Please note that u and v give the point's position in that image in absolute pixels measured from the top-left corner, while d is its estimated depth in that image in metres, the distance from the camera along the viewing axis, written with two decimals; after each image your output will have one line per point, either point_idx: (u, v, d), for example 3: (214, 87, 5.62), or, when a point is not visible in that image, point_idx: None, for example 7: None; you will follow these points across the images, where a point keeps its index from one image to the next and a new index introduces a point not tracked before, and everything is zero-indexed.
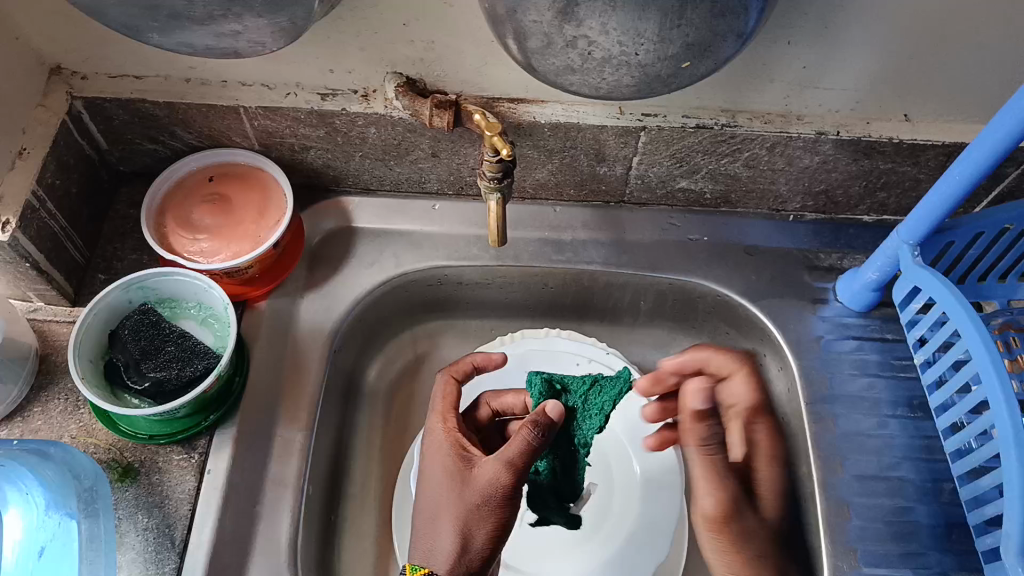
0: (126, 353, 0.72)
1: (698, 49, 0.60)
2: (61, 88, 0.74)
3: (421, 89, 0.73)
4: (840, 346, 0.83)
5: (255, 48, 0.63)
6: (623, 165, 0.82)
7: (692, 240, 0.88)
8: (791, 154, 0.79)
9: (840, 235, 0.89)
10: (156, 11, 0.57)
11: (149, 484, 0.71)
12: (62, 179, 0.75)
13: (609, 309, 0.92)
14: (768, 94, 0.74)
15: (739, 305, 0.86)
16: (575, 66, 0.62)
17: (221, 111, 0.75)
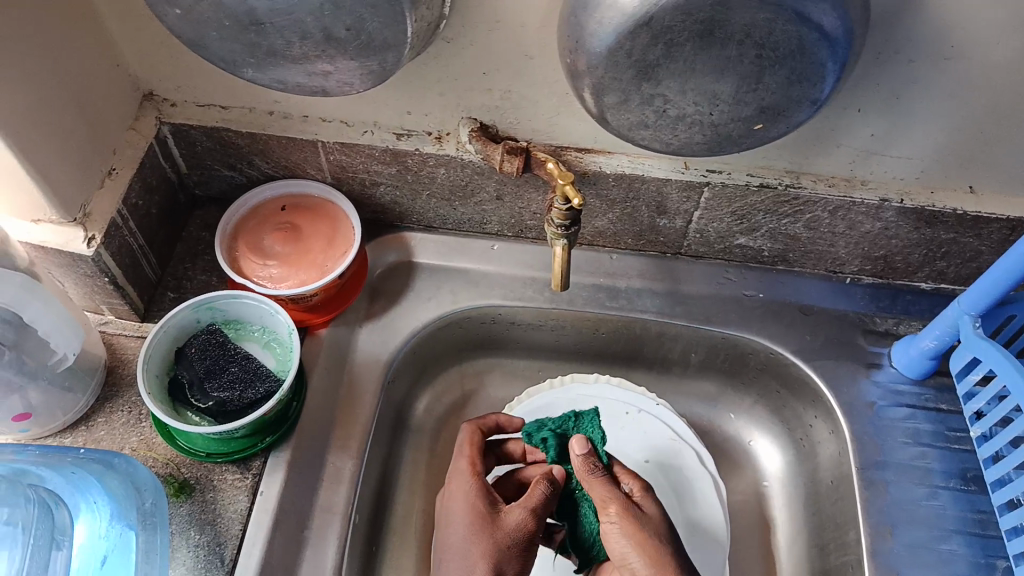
0: (191, 371, 0.75)
1: (773, 113, 0.61)
2: (151, 113, 0.77)
3: (493, 134, 0.76)
4: (893, 412, 0.83)
5: (343, 88, 0.66)
6: (683, 218, 0.83)
7: (747, 295, 0.88)
8: (852, 218, 0.80)
9: (897, 301, 0.88)
10: (256, 48, 0.61)
11: (203, 501, 0.73)
12: (145, 200, 0.78)
13: (659, 359, 0.93)
14: (834, 158, 0.75)
15: (791, 364, 0.86)
16: (648, 122, 0.64)
17: (300, 144, 0.79)
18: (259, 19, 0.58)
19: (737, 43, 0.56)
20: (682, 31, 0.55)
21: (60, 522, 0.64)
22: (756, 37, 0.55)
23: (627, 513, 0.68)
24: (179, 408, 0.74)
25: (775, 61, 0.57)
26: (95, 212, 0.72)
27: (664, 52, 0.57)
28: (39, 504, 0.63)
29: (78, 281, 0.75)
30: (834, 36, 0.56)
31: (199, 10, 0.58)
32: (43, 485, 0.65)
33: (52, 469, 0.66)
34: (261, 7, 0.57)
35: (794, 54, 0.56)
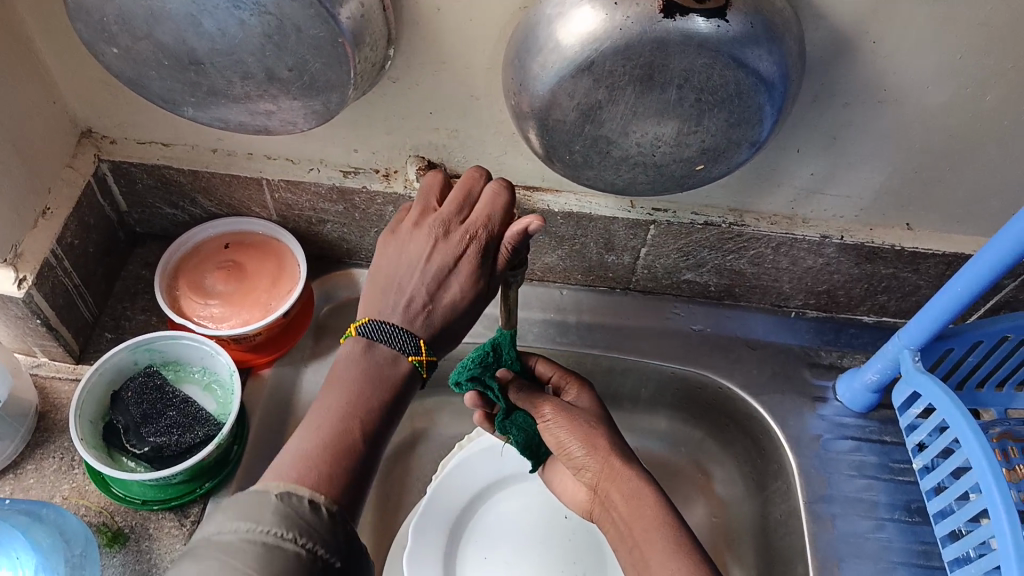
0: (127, 416, 0.73)
1: (714, 154, 0.62)
2: (89, 149, 0.75)
3: (441, 172, 0.76)
4: (837, 445, 0.84)
5: (287, 127, 0.65)
6: (631, 254, 0.84)
7: (695, 330, 0.89)
8: (795, 254, 0.81)
9: (840, 335, 0.90)
10: (196, 87, 0.60)
11: (138, 551, 0.70)
12: (82, 239, 0.76)
13: (610, 394, 0.93)
14: (776, 197, 0.77)
15: (739, 398, 0.87)
16: (593, 162, 0.64)
17: (245, 182, 0.77)
18: (199, 58, 0.57)
19: (677, 87, 0.57)
20: (623, 76, 0.56)
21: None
22: (695, 82, 0.56)
23: (578, 424, 0.72)
24: (114, 455, 0.72)
25: (715, 104, 0.58)
26: (27, 253, 0.69)
27: (607, 96, 0.58)
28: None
29: (8, 323, 0.73)
30: (771, 80, 0.57)
31: (137, 49, 0.57)
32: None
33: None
34: (201, 48, 0.56)
35: (733, 98, 0.58)
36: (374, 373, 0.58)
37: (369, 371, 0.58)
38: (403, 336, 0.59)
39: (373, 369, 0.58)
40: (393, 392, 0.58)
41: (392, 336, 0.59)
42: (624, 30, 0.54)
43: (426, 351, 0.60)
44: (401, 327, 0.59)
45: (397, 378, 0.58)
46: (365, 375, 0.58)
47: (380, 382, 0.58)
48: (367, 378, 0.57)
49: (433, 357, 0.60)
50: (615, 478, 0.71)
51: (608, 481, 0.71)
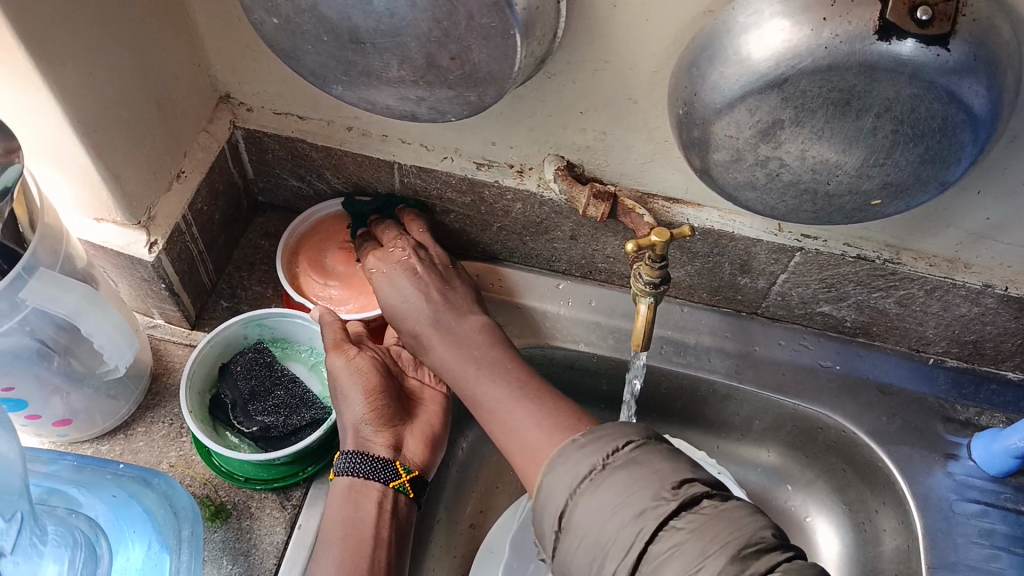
0: (235, 391, 0.72)
1: (896, 189, 0.57)
2: (226, 116, 0.74)
3: (579, 174, 0.72)
4: (966, 508, 0.77)
5: (435, 115, 0.62)
6: (766, 279, 0.78)
7: (822, 366, 0.83)
8: (948, 301, 0.75)
9: (981, 390, 0.83)
10: (350, 66, 0.58)
11: (238, 529, 0.69)
12: (210, 205, 0.75)
13: (720, 421, 0.88)
14: (940, 238, 0.70)
15: (864, 445, 0.81)
16: (757, 184, 0.59)
17: (376, 163, 0.75)
18: (361, 38, 0.54)
19: (874, 115, 0.51)
20: (817, 98, 0.51)
21: (100, 560, 0.62)
22: (897, 111, 0.51)
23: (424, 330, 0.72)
24: (219, 429, 0.71)
25: (912, 137, 0.52)
26: (160, 216, 0.68)
27: (793, 116, 0.53)
28: (82, 545, 0.62)
29: (133, 283, 0.72)
30: (980, 117, 0.51)
31: (298, 22, 0.55)
32: (83, 511, 0.64)
33: (92, 493, 0.65)
34: (365, 27, 0.54)
35: (934, 133, 0.52)
36: (357, 496, 0.64)
37: (352, 494, 0.65)
38: (377, 465, 0.65)
39: (335, 501, 0.65)
40: (389, 502, 0.65)
41: (351, 465, 0.65)
42: (830, 48, 0.49)
43: (406, 474, 0.66)
44: (351, 453, 0.66)
45: (376, 492, 0.65)
46: (336, 520, 0.63)
47: (341, 519, 0.63)
48: (334, 519, 0.64)
49: (414, 475, 0.67)
50: (459, 362, 0.69)
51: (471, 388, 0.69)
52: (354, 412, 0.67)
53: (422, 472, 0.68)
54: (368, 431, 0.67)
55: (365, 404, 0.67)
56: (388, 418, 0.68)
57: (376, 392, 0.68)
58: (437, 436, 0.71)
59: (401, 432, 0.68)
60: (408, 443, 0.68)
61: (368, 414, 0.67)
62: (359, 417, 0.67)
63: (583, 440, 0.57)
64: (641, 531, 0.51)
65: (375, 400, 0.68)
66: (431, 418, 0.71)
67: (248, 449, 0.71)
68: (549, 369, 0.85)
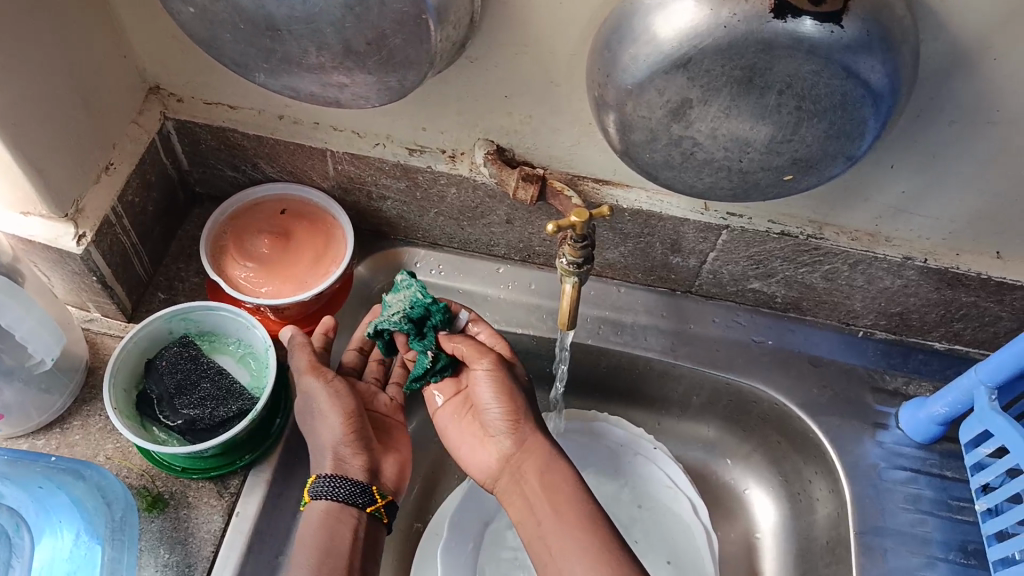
0: (161, 386, 0.72)
1: (805, 165, 0.58)
2: (155, 108, 0.74)
3: (509, 158, 0.73)
4: (894, 474, 0.80)
5: (358, 101, 0.62)
6: (697, 258, 0.80)
7: (757, 341, 0.85)
8: (872, 274, 0.77)
9: (909, 359, 0.86)
10: (269, 53, 0.58)
11: (175, 518, 0.69)
12: (142, 197, 0.75)
13: (661, 399, 0.90)
14: (860, 213, 0.72)
15: (796, 417, 0.83)
16: (673, 163, 0.61)
17: (309, 152, 0.75)
18: (277, 25, 0.55)
19: (776, 94, 0.53)
20: (721, 76, 0.53)
21: (19, 552, 0.62)
22: (797, 88, 0.53)
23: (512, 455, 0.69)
24: (146, 424, 0.71)
25: (815, 114, 0.54)
26: (88, 208, 0.68)
27: (699, 95, 0.54)
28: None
29: (65, 276, 0.72)
30: (879, 92, 0.53)
31: (213, 10, 0.55)
32: (6, 503, 0.63)
33: (14, 484, 0.64)
34: (280, 15, 0.54)
35: (836, 109, 0.54)
36: (332, 521, 0.65)
37: (326, 519, 0.65)
38: (355, 489, 0.66)
39: (309, 526, 0.65)
40: (362, 527, 0.66)
41: (325, 489, 0.65)
42: (729, 28, 0.50)
43: (382, 500, 0.67)
44: (329, 477, 0.66)
45: (351, 520, 0.66)
46: (314, 545, 0.63)
47: (316, 544, 0.63)
48: (310, 545, 0.63)
49: (389, 501, 0.68)
50: (537, 490, 0.67)
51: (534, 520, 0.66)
52: (334, 436, 0.68)
53: (393, 495, 0.70)
54: (355, 461, 0.68)
55: (343, 426, 0.68)
56: (364, 442, 0.69)
57: (353, 415, 0.69)
58: (406, 461, 0.73)
59: (374, 458, 0.70)
60: (382, 467, 0.70)
61: (345, 437, 0.68)
62: (336, 439, 0.68)
63: None
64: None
65: (352, 422, 0.68)
66: (401, 446, 0.74)
67: (177, 442, 0.71)
68: None
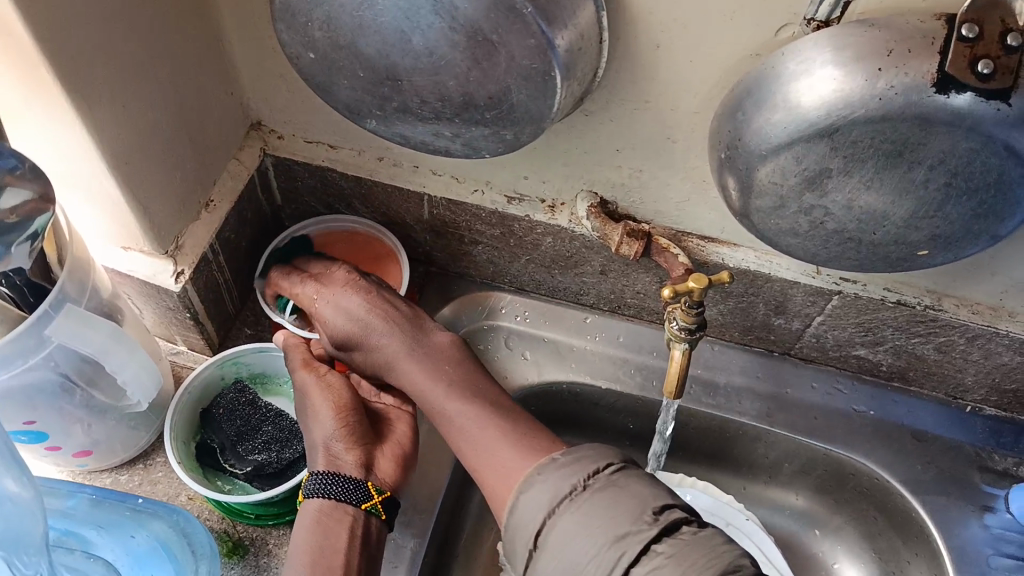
0: (222, 434, 0.69)
1: (945, 241, 0.55)
2: (256, 143, 0.73)
3: (612, 211, 0.70)
4: (1003, 563, 0.74)
5: (469, 152, 0.60)
6: (801, 321, 0.76)
7: (857, 411, 0.81)
8: (991, 349, 0.72)
9: (1021, 439, 0.80)
10: (386, 102, 0.57)
11: (256, 566, 0.67)
12: (237, 233, 0.74)
13: (747, 463, 0.86)
14: (985, 286, 0.68)
15: (897, 494, 0.78)
16: (798, 231, 0.58)
17: (406, 194, 0.74)
18: (398, 75, 0.53)
19: (926, 167, 0.50)
20: (868, 148, 0.50)
21: None
22: (951, 164, 0.49)
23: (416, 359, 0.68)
24: (210, 475, 0.68)
25: (965, 191, 0.50)
26: (187, 245, 0.68)
27: (841, 165, 0.51)
28: None
29: (158, 311, 0.71)
30: None
31: (335, 58, 0.54)
32: (101, 554, 0.64)
33: (109, 534, 0.65)
34: (403, 64, 0.52)
35: (990, 187, 0.50)
36: (328, 522, 0.61)
37: (321, 519, 0.61)
38: (348, 485, 0.62)
39: (300, 527, 0.61)
40: (360, 526, 0.62)
41: (316, 486, 0.62)
42: (885, 100, 0.47)
43: (379, 495, 0.63)
44: (319, 472, 0.62)
45: (341, 514, 0.61)
46: (306, 546, 0.59)
47: (307, 545, 0.59)
48: (304, 548, 0.59)
49: (386, 496, 0.64)
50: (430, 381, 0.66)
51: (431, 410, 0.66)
52: (323, 430, 0.65)
53: (394, 491, 0.65)
54: (345, 450, 0.64)
55: (335, 420, 0.65)
56: (358, 435, 0.65)
57: (346, 408, 0.66)
58: (410, 458, 0.68)
59: (371, 452, 0.66)
60: (379, 458, 0.66)
61: (339, 430, 0.65)
62: (329, 433, 0.65)
63: (563, 460, 0.55)
64: (623, 556, 0.49)
65: (344, 416, 0.66)
66: (402, 437, 0.69)
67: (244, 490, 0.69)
68: (575, 405, 0.84)
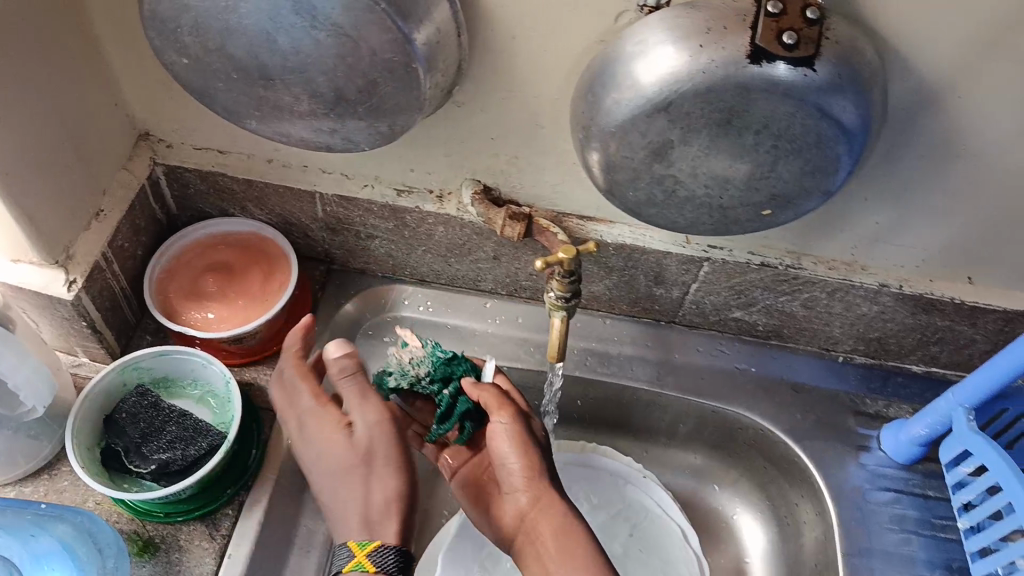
0: (126, 438, 0.71)
1: (782, 200, 0.61)
2: (145, 153, 0.75)
3: (495, 197, 0.75)
4: (877, 496, 0.82)
5: (348, 146, 0.64)
6: (680, 289, 0.82)
7: (739, 369, 0.87)
8: (850, 301, 0.79)
9: (887, 383, 0.88)
10: (262, 102, 0.59)
11: (168, 562, 0.70)
12: (132, 242, 0.75)
13: (647, 428, 0.92)
14: (835, 243, 0.74)
15: (780, 442, 0.85)
16: (656, 201, 0.63)
17: (298, 194, 0.77)
18: (269, 75, 0.56)
19: (754, 133, 0.55)
20: (701, 119, 0.55)
21: None
22: (775, 128, 0.55)
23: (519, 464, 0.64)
24: (117, 477, 0.70)
25: (791, 152, 0.56)
26: (78, 254, 0.69)
27: (680, 136, 0.56)
28: None
29: (54, 322, 0.72)
30: (852, 131, 0.55)
31: (208, 62, 0.57)
32: None
33: (7, 535, 0.64)
34: (273, 64, 0.55)
35: (811, 147, 0.56)
36: None
37: None
38: (387, 556, 0.58)
39: None
40: None
41: (382, 559, 0.58)
42: (709, 73, 0.52)
43: None
44: (389, 546, 0.58)
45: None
46: None
47: None
48: None
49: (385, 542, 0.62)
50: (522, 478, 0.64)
51: (535, 510, 0.63)
52: (385, 488, 0.61)
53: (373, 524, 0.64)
54: (388, 510, 0.60)
55: (399, 478, 0.62)
56: (411, 491, 0.62)
57: (408, 466, 0.63)
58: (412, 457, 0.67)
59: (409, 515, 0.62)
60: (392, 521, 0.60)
61: (400, 490, 0.61)
62: (389, 493, 0.61)
63: None
64: None
65: (405, 474, 0.62)
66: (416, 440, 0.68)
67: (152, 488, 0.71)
68: None
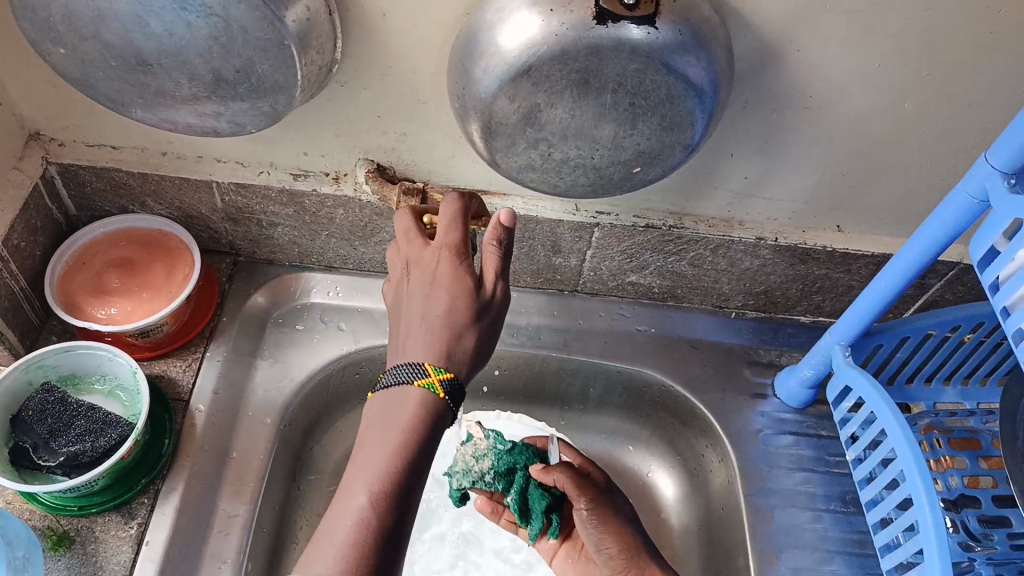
0: (33, 434, 0.71)
1: (649, 156, 0.65)
2: (37, 152, 0.75)
3: (390, 176, 0.78)
4: (776, 439, 0.87)
5: (235, 129, 0.66)
6: (577, 257, 0.86)
7: (640, 330, 0.92)
8: (733, 257, 0.85)
9: (779, 334, 0.93)
10: (143, 89, 0.61)
11: (83, 554, 0.71)
12: (29, 242, 0.76)
13: (560, 395, 0.96)
14: (712, 201, 0.80)
15: (682, 396, 0.90)
16: (535, 165, 0.67)
17: (194, 185, 0.78)
18: (147, 60, 0.58)
19: (611, 92, 0.60)
20: (561, 80, 0.59)
21: None
22: (628, 86, 0.59)
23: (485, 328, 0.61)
24: (26, 474, 0.70)
25: (647, 108, 0.61)
26: None
27: (546, 98, 0.60)
28: None
29: None
30: (700, 85, 0.60)
31: (85, 50, 0.58)
32: None
33: None
34: (149, 48, 0.57)
35: (665, 102, 0.61)
36: (396, 406, 0.58)
37: (403, 406, 0.57)
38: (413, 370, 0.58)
39: (377, 426, 0.57)
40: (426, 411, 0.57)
41: (403, 374, 0.58)
42: (560, 35, 0.57)
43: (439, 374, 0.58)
44: (411, 362, 0.58)
45: (415, 402, 0.57)
46: (382, 432, 0.57)
47: (395, 429, 0.57)
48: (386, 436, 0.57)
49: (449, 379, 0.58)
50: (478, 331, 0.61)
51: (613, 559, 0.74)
52: (445, 321, 0.59)
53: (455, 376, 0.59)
54: (434, 340, 0.59)
55: (447, 312, 0.59)
56: (452, 324, 0.59)
57: (456, 305, 0.59)
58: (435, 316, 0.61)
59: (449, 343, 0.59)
60: (469, 341, 0.60)
61: (456, 321, 0.59)
62: (456, 334, 0.59)
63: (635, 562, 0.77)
64: None
65: (456, 314, 0.59)
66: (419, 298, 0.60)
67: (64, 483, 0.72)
68: None
